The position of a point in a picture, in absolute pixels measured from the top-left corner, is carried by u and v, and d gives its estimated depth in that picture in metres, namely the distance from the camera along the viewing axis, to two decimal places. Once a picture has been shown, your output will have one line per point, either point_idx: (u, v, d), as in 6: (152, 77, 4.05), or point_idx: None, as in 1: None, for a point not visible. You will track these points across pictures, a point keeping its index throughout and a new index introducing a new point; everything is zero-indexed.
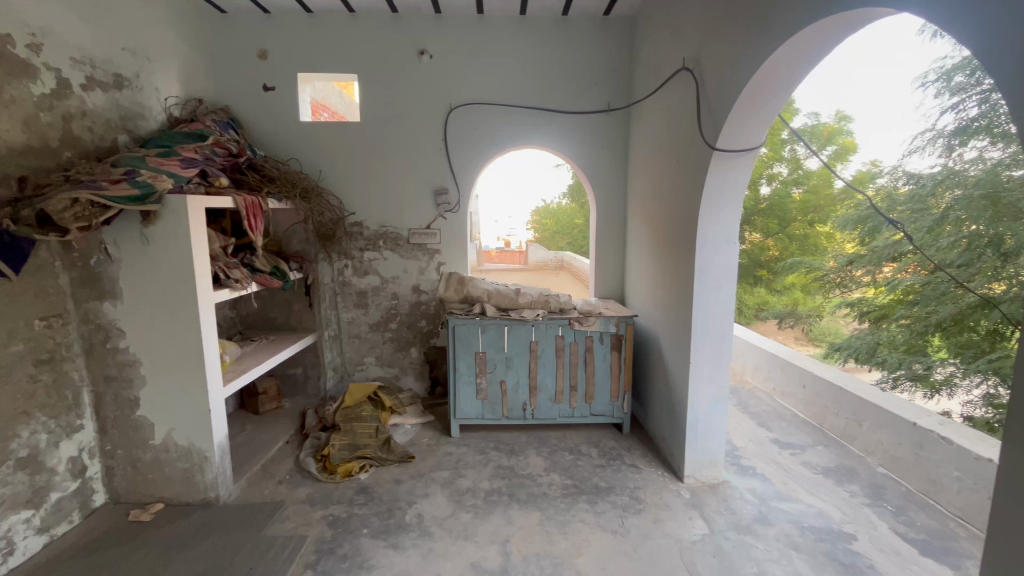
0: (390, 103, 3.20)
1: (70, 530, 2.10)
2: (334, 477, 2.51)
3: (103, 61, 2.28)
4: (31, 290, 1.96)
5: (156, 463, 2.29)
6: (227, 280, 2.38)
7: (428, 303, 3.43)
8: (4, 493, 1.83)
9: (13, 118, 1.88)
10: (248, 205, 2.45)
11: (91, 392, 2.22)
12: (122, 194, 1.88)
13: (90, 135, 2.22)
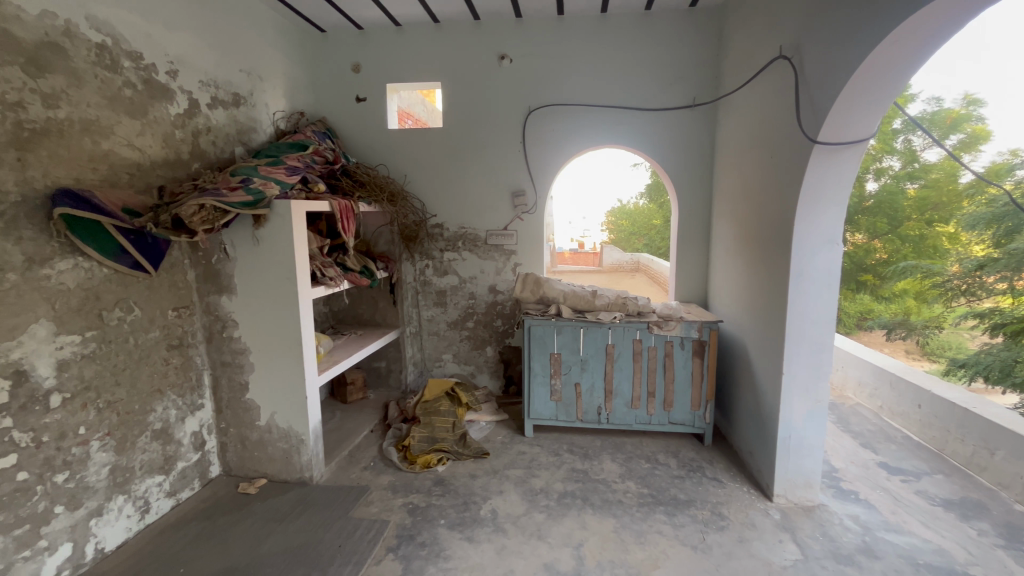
0: (471, 108, 3.29)
1: (192, 495, 2.39)
2: (414, 467, 2.63)
3: (225, 82, 2.58)
4: (167, 284, 2.26)
5: (260, 442, 2.53)
6: (323, 278, 2.59)
7: (504, 303, 3.48)
8: (142, 459, 2.12)
9: (155, 135, 2.18)
10: (342, 208, 2.64)
11: (210, 375, 2.51)
12: (239, 200, 2.11)
13: (213, 148, 2.52)
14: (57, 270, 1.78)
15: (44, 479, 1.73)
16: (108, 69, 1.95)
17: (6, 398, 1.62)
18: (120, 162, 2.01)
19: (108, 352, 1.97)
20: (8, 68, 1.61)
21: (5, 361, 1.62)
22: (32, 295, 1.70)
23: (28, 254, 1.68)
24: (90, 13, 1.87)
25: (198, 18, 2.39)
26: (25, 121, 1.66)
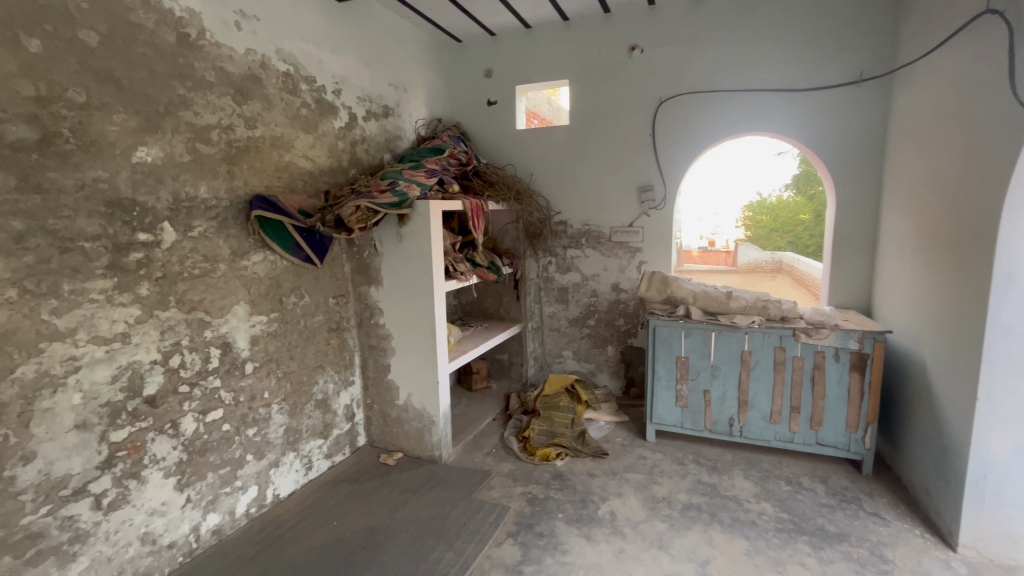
0: (599, 104, 3.25)
1: (344, 460, 2.74)
2: (533, 459, 2.70)
3: (377, 96, 2.88)
4: (328, 275, 2.61)
5: (398, 419, 2.80)
6: (455, 272, 2.78)
7: (627, 302, 3.39)
8: (308, 423, 2.49)
9: (323, 147, 2.53)
10: (473, 207, 2.80)
11: (360, 356, 2.84)
12: (387, 201, 2.35)
13: (367, 156, 2.84)
14: (251, 262, 2.17)
15: (240, 431, 2.13)
16: (291, 92, 2.32)
17: (216, 363, 2.03)
18: (297, 170, 2.38)
19: (285, 331, 2.35)
20: (223, 99, 2.01)
21: (216, 334, 2.02)
22: (234, 282, 2.09)
23: (232, 248, 2.08)
24: (279, 47, 2.25)
25: (357, 42, 2.71)
26: (233, 140, 2.06)
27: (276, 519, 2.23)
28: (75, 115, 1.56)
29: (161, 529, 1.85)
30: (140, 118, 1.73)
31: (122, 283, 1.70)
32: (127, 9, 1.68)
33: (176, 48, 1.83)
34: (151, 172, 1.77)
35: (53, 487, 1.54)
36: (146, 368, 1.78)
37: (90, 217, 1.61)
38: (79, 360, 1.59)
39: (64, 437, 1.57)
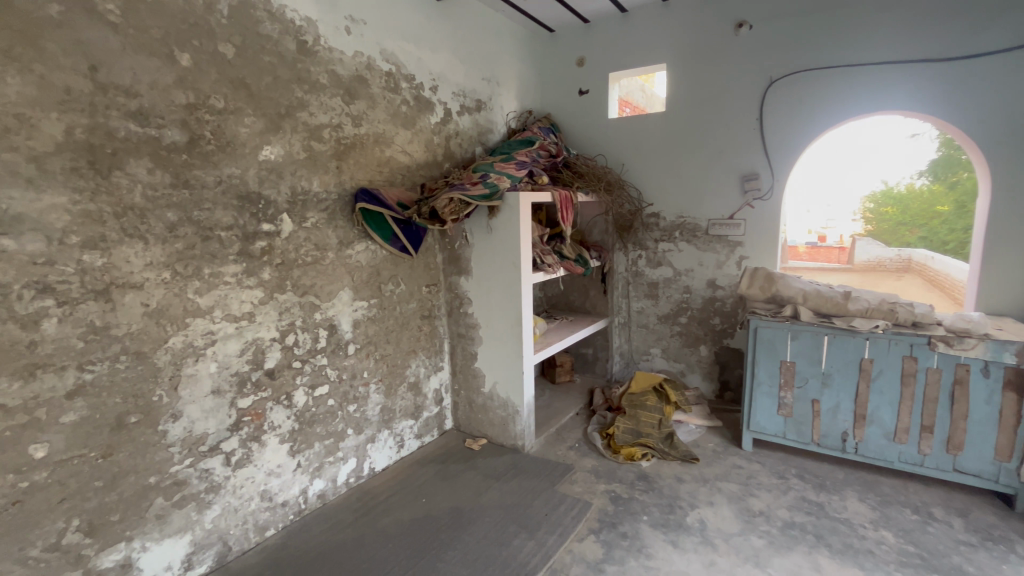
0: (699, 88, 3.05)
1: (432, 441, 2.87)
2: (617, 457, 2.63)
3: (471, 90, 2.95)
4: (423, 264, 2.74)
5: (484, 407, 2.88)
6: (542, 265, 2.77)
7: (723, 299, 3.17)
8: (401, 404, 2.65)
9: (420, 142, 2.64)
10: (562, 199, 2.77)
11: (449, 343, 2.94)
12: (478, 194, 2.40)
13: (460, 149, 2.92)
14: (355, 251, 2.34)
15: (342, 406, 2.32)
16: (392, 91, 2.45)
17: (324, 343, 2.22)
18: (397, 165, 2.51)
19: (383, 316, 2.50)
20: (334, 99, 2.17)
21: (325, 317, 2.21)
22: (340, 269, 2.27)
23: (339, 238, 2.25)
24: (383, 48, 2.38)
25: (454, 38, 2.79)
26: (342, 138, 2.22)
27: (371, 490, 2.40)
28: (215, 119, 1.77)
29: (276, 488, 2.07)
30: (266, 120, 1.93)
31: (249, 268, 1.91)
32: (257, 22, 1.88)
33: (296, 54, 2.01)
34: (274, 168, 1.97)
35: (194, 443, 1.79)
36: (267, 344, 1.99)
37: (225, 209, 1.82)
38: (215, 334, 1.83)
39: (203, 400, 1.81)
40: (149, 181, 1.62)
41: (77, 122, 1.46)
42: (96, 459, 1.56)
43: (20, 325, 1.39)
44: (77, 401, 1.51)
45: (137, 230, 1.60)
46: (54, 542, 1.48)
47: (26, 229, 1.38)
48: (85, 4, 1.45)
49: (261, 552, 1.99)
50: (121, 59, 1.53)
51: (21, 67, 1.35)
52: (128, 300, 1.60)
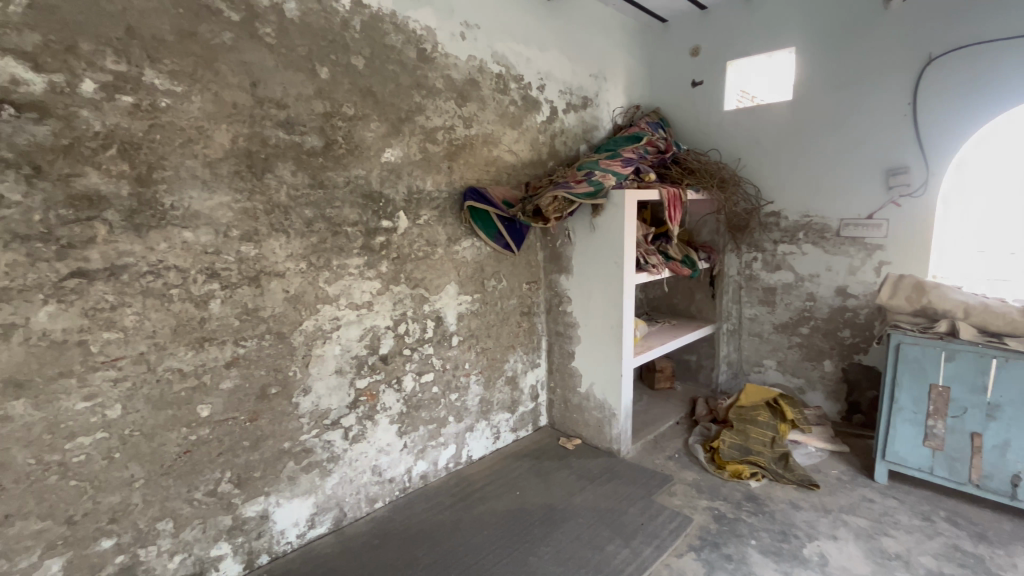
0: (832, 73, 2.73)
1: (527, 436, 2.91)
2: (722, 473, 2.46)
3: (577, 88, 2.93)
4: (524, 262, 2.78)
5: (579, 407, 2.85)
6: (645, 265, 2.67)
7: (855, 310, 2.81)
8: (498, 397, 2.72)
9: (526, 141, 2.68)
10: (670, 197, 2.65)
11: (547, 340, 2.96)
12: (582, 191, 2.38)
13: (565, 147, 2.92)
14: (462, 247, 2.44)
15: (445, 395, 2.45)
16: (501, 92, 2.51)
17: (431, 333, 2.35)
18: (503, 164, 2.57)
19: (485, 310, 2.59)
20: (448, 103, 2.29)
21: (432, 309, 2.34)
22: (448, 264, 2.39)
23: (448, 235, 2.37)
24: (494, 50, 2.45)
25: (563, 37, 2.79)
26: (454, 139, 2.34)
27: (468, 477, 2.50)
28: (346, 125, 1.96)
29: (385, 465, 2.25)
30: (388, 124, 2.09)
31: (370, 261, 2.09)
32: (384, 34, 2.03)
33: (416, 62, 2.15)
34: (394, 169, 2.12)
35: (320, 416, 2.00)
36: (382, 331, 2.16)
37: (352, 207, 2.01)
38: (340, 320, 2.02)
39: (328, 378, 2.01)
40: (293, 182, 1.84)
41: (239, 132, 1.70)
42: (245, 422, 1.81)
43: (194, 303, 1.66)
44: (233, 370, 1.76)
45: (282, 225, 1.83)
46: (212, 489, 1.75)
47: (201, 224, 1.64)
48: (249, 30, 1.69)
49: (371, 521, 2.17)
50: (274, 76, 1.76)
51: (201, 87, 1.61)
52: (273, 286, 1.83)
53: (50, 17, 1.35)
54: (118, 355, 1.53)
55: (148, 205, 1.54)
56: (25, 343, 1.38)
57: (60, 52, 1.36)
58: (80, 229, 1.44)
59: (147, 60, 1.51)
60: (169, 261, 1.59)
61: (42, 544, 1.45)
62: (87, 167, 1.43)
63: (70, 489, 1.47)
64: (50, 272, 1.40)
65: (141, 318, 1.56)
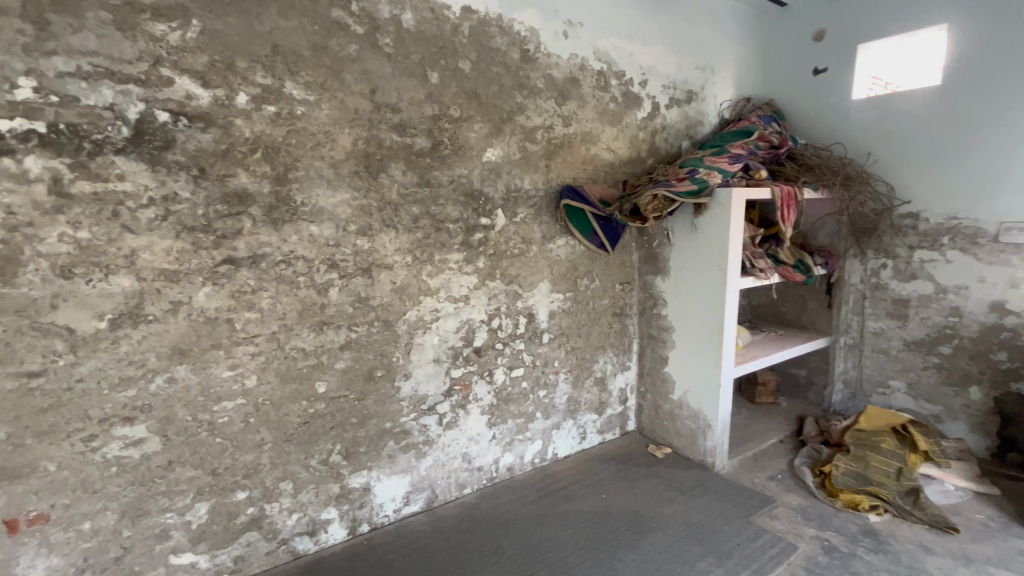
0: (997, 50, 2.32)
1: (614, 439, 2.85)
2: (835, 501, 2.23)
3: (682, 82, 2.80)
4: (618, 262, 2.72)
5: (671, 415, 2.74)
6: (752, 269, 2.50)
7: (1015, 330, 2.39)
8: (586, 397, 2.70)
9: (624, 138, 2.62)
10: (784, 196, 2.44)
11: (638, 343, 2.87)
12: (684, 190, 2.27)
13: (666, 144, 2.80)
14: (556, 245, 2.46)
15: (534, 390, 2.48)
16: (602, 89, 2.48)
17: (522, 329, 2.40)
18: (601, 162, 2.54)
19: (577, 309, 2.58)
20: (548, 102, 2.31)
21: (525, 305, 2.38)
22: (542, 262, 2.41)
23: (543, 233, 2.40)
24: (596, 47, 2.43)
25: (669, 29, 2.68)
26: (553, 138, 2.35)
27: (553, 474, 2.51)
28: (451, 127, 2.06)
29: (475, 453, 2.33)
30: (490, 125, 2.16)
31: (469, 256, 2.18)
32: (490, 38, 2.10)
33: (520, 63, 2.20)
34: (494, 168, 2.19)
35: (418, 401, 2.13)
36: (477, 324, 2.25)
37: (454, 205, 2.11)
38: (439, 312, 2.14)
39: (427, 366, 2.13)
40: (404, 182, 1.97)
41: (359, 135, 1.86)
42: (354, 400, 1.98)
43: (317, 290, 1.84)
44: (346, 353, 1.94)
45: (391, 221, 1.97)
46: (325, 458, 1.94)
47: (325, 219, 1.82)
48: (371, 42, 1.84)
49: (460, 506, 2.27)
50: (390, 82, 1.90)
51: (330, 95, 1.78)
52: (383, 277, 1.98)
53: (216, 41, 1.57)
54: (255, 332, 1.75)
55: (284, 202, 1.75)
56: (188, 318, 1.63)
57: (222, 70, 1.59)
58: (231, 222, 1.67)
59: (288, 73, 1.70)
60: (298, 252, 1.79)
61: (194, 489, 1.71)
62: (239, 169, 1.65)
63: (216, 445, 1.72)
64: (209, 258, 1.64)
65: (274, 301, 1.77)
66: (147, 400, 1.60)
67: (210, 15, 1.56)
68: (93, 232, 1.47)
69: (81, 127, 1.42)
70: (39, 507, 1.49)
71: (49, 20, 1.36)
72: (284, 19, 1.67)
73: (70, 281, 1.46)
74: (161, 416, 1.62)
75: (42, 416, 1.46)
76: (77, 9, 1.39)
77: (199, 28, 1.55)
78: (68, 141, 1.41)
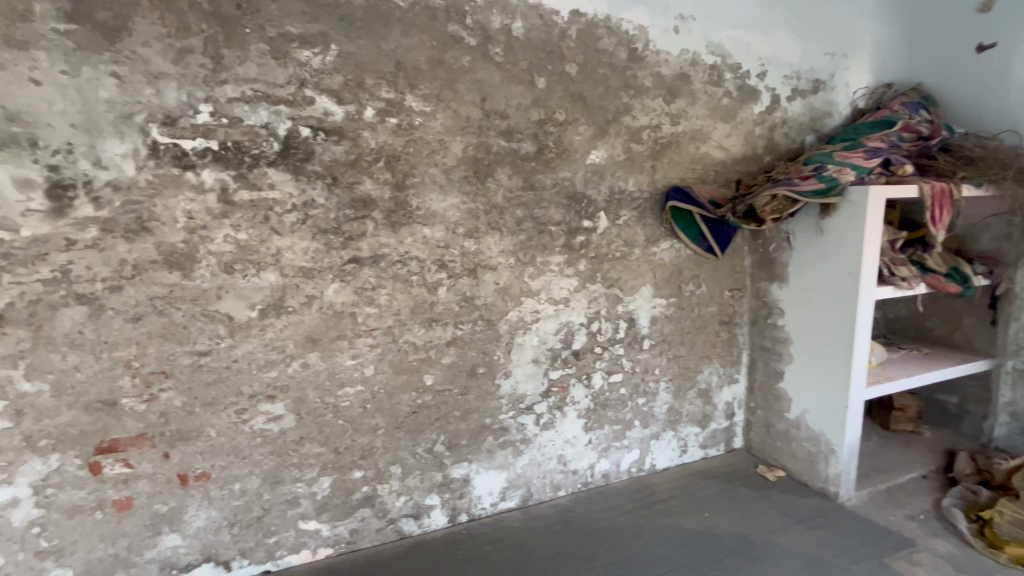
0: None
1: (718, 456, 2.67)
2: (999, 555, 1.89)
3: (807, 70, 2.54)
4: (728, 267, 2.54)
5: (786, 435, 2.50)
6: (891, 277, 2.19)
7: None
8: (688, 408, 2.56)
9: (739, 135, 2.45)
10: (936, 193, 2.12)
11: (749, 355, 2.66)
12: (809, 189, 2.08)
13: (786, 139, 2.57)
14: (660, 249, 2.37)
15: (633, 397, 2.41)
16: (715, 84, 2.35)
17: (622, 334, 2.35)
18: (711, 161, 2.40)
19: (680, 316, 2.46)
20: (656, 100, 2.24)
21: (626, 309, 2.33)
22: (644, 265, 2.34)
23: (647, 236, 2.33)
24: (709, 40, 2.30)
25: (794, 14, 2.45)
26: (659, 138, 2.27)
27: (651, 486, 2.42)
28: (556, 130, 2.08)
29: (570, 456, 2.33)
30: (595, 127, 2.14)
31: (570, 259, 2.18)
32: (597, 39, 2.09)
33: (627, 62, 2.16)
34: (598, 170, 2.17)
35: (517, 399, 2.18)
36: (576, 327, 2.24)
37: (557, 207, 2.12)
38: (540, 313, 2.17)
39: (526, 365, 2.17)
40: (509, 186, 2.03)
41: (469, 142, 1.95)
42: (457, 394, 2.08)
43: (427, 289, 1.97)
44: (452, 349, 2.04)
45: (497, 224, 2.04)
46: (429, 447, 2.06)
47: (436, 222, 1.94)
48: (483, 52, 1.92)
49: (554, 507, 2.27)
50: (499, 90, 1.96)
51: (444, 106, 1.89)
52: (487, 278, 2.05)
53: (349, 62, 1.75)
54: (374, 326, 1.91)
55: (401, 206, 1.89)
56: (320, 311, 1.83)
57: (353, 88, 1.76)
58: (357, 225, 1.84)
59: (409, 87, 1.84)
60: (413, 252, 1.93)
61: (320, 463, 1.90)
62: (364, 177, 1.82)
63: (339, 425, 1.91)
64: (338, 257, 1.83)
65: (390, 298, 1.92)
66: (286, 381, 1.82)
67: (346, 39, 1.74)
68: (249, 234, 1.71)
69: (243, 144, 1.66)
70: (203, 465, 1.76)
71: (223, 54, 1.61)
72: (407, 38, 1.81)
73: (231, 276, 1.71)
74: (296, 396, 1.84)
75: (208, 389, 1.73)
76: (244, 43, 1.63)
77: (337, 52, 1.73)
78: (234, 156, 1.66)
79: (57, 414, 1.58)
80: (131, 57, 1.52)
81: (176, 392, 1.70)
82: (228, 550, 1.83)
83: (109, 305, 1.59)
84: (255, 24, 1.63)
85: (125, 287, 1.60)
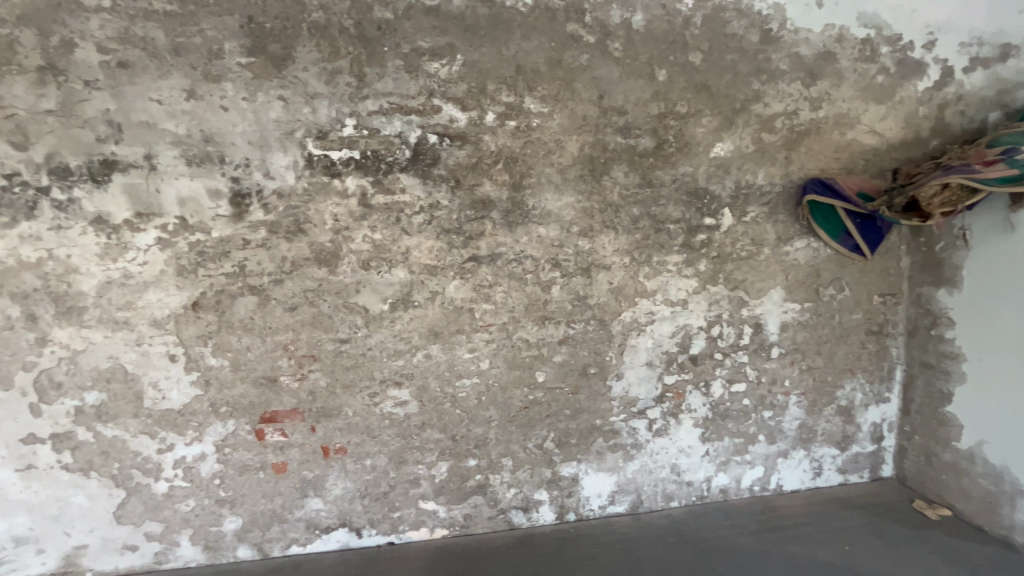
0: None
1: (861, 483, 2.35)
2: None
3: (993, 34, 2.12)
4: (879, 269, 2.22)
5: (954, 468, 2.12)
6: None
7: None
8: (825, 427, 2.29)
9: (896, 117, 2.13)
10: None
11: (904, 371, 2.30)
12: (995, 175, 1.72)
13: (962, 118, 2.18)
14: (794, 248, 2.15)
15: (757, 409, 2.22)
16: (866, 60, 2.07)
17: (747, 340, 2.17)
18: (860, 148, 2.12)
19: (817, 323, 2.21)
20: (792, 84, 2.03)
21: (752, 314, 2.15)
22: (775, 266, 2.14)
23: (778, 234, 2.12)
24: (861, 11, 2.03)
25: None
26: (796, 125, 2.06)
27: (777, 508, 2.20)
28: (678, 124, 1.98)
29: (685, 466, 2.21)
30: (721, 118, 2.01)
31: (689, 259, 2.07)
32: (725, 24, 1.95)
33: (759, 45, 1.98)
34: (722, 164, 2.03)
35: (629, 402, 2.12)
36: (695, 330, 2.12)
37: (676, 205, 2.03)
38: (655, 315, 2.09)
39: (639, 368, 2.11)
40: (626, 183, 1.99)
41: (586, 141, 1.94)
42: (568, 393, 2.08)
43: (541, 287, 2.00)
44: (563, 347, 2.05)
45: (612, 222, 2.00)
46: (540, 443, 2.09)
47: (551, 221, 1.96)
48: (601, 49, 1.90)
49: (667, 518, 2.17)
50: (618, 85, 1.93)
51: (562, 105, 1.91)
52: (601, 277, 2.03)
53: (473, 70, 1.84)
54: (490, 322, 1.99)
55: (518, 206, 1.94)
56: (442, 305, 1.95)
57: (476, 94, 1.85)
58: (476, 225, 1.93)
59: (528, 89, 1.88)
60: (528, 251, 1.97)
61: (439, 449, 2.03)
62: (484, 179, 1.90)
63: (456, 414, 2.02)
64: (459, 256, 1.93)
65: (506, 295, 1.99)
66: (411, 369, 1.97)
67: (470, 48, 1.83)
68: (383, 234, 1.88)
69: (381, 152, 1.84)
70: (341, 441, 1.98)
71: (365, 72, 1.79)
72: (527, 41, 1.85)
73: (368, 272, 1.89)
74: (419, 384, 1.98)
75: (347, 372, 1.94)
76: (383, 60, 1.79)
77: (462, 61, 1.83)
78: (372, 164, 1.84)
79: (234, 385, 1.88)
80: (294, 82, 1.76)
81: (321, 373, 1.93)
82: (359, 518, 2.03)
83: (273, 295, 1.86)
84: (392, 42, 1.79)
85: (285, 281, 1.85)
